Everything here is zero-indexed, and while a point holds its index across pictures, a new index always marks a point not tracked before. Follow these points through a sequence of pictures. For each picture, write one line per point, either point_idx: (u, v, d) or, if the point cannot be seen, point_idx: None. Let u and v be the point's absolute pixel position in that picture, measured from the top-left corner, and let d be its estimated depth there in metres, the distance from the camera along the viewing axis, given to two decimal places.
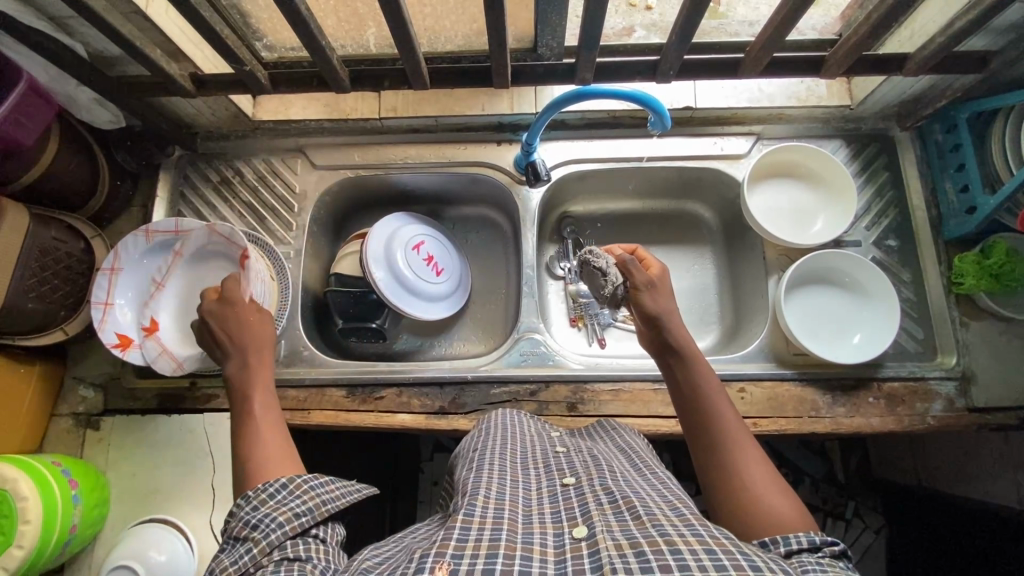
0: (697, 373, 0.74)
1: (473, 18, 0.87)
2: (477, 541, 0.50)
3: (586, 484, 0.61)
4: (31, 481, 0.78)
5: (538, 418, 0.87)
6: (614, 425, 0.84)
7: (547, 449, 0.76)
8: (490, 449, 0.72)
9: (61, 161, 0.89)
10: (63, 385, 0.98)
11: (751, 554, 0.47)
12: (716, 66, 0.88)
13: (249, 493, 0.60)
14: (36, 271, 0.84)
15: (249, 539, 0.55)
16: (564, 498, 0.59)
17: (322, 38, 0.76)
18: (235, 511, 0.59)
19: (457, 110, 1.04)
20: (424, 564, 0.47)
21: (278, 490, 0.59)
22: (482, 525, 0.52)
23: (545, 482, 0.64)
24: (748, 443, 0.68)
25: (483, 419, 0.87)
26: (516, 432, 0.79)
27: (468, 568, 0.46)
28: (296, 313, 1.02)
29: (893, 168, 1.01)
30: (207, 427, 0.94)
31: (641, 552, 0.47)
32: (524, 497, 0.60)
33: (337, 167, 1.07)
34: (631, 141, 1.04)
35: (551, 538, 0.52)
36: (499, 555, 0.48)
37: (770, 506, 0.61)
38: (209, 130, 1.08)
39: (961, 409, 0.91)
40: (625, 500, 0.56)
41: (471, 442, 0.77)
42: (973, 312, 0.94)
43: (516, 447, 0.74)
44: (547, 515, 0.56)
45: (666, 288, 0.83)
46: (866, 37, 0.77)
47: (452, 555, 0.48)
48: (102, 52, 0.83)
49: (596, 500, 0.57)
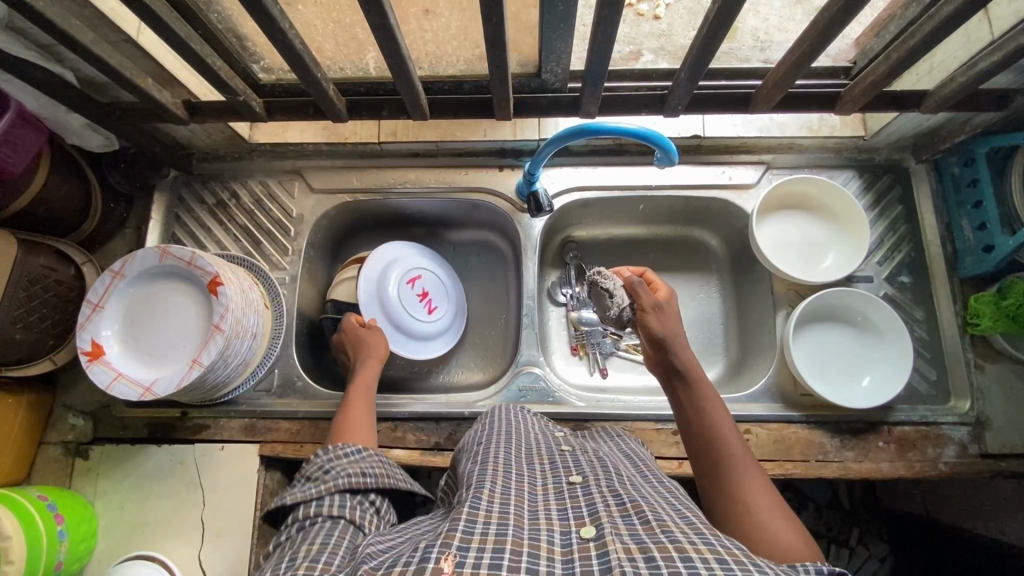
0: (701, 398, 0.73)
1: (475, 45, 0.83)
2: (483, 535, 0.47)
3: (595, 484, 0.58)
4: (14, 518, 0.76)
5: (539, 417, 0.85)
6: (615, 433, 0.83)
7: (551, 445, 0.73)
8: (493, 444, 0.69)
9: (52, 187, 0.87)
10: (52, 412, 0.96)
11: (765, 565, 0.43)
12: (726, 100, 0.85)
13: (328, 447, 0.73)
14: (24, 300, 0.82)
15: (322, 479, 0.68)
16: (571, 497, 0.57)
17: (316, 70, 0.73)
18: (314, 458, 0.73)
19: (458, 136, 1.01)
20: (430, 554, 0.46)
21: (353, 454, 0.72)
22: (487, 519, 0.50)
23: (551, 480, 0.62)
24: (753, 471, 0.64)
25: (483, 416, 0.84)
26: (520, 427, 0.77)
27: (474, 563, 0.44)
28: (290, 341, 1.00)
29: (907, 201, 0.98)
30: (197, 459, 0.92)
31: (651, 557, 0.44)
32: (529, 493, 0.58)
33: (335, 191, 1.04)
34: (636, 170, 1.01)
35: (558, 536, 0.49)
36: (505, 550, 0.46)
37: (774, 532, 0.56)
38: (205, 151, 1.05)
39: (974, 456, 0.88)
40: (635, 504, 0.53)
41: (476, 437, 0.75)
42: (988, 353, 0.92)
43: (520, 442, 0.71)
44: (553, 512, 0.54)
45: (674, 310, 0.82)
46: (885, 75, 0.74)
47: (458, 546, 0.46)
48: (93, 78, 0.81)
49: (604, 500, 0.54)
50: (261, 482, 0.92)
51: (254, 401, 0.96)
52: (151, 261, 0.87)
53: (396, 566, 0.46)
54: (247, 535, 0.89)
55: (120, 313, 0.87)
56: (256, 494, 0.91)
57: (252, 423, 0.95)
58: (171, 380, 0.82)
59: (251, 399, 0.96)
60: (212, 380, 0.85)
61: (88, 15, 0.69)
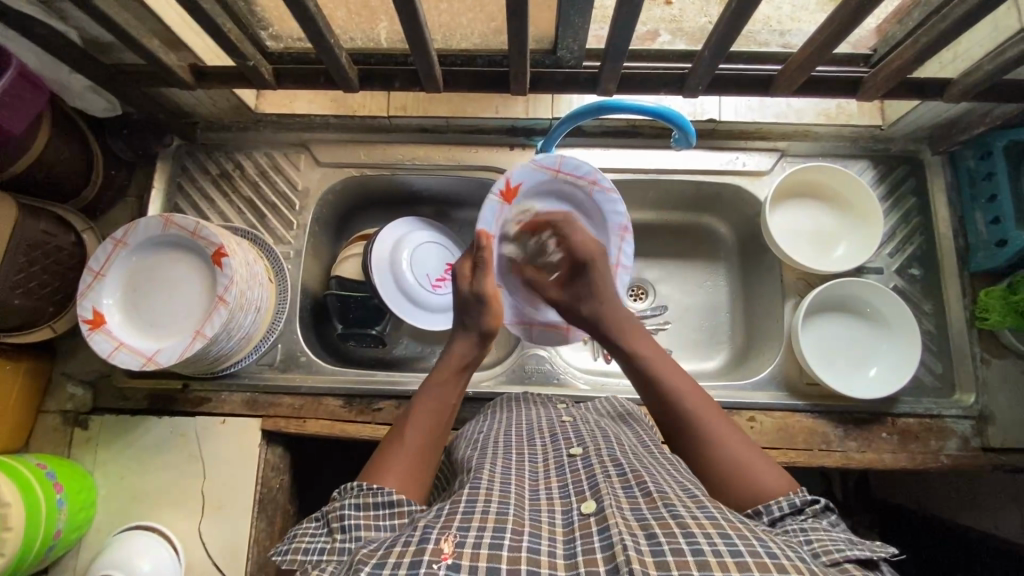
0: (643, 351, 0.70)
1: (491, 17, 0.80)
2: (483, 514, 0.46)
3: (595, 455, 0.58)
4: (14, 486, 0.75)
5: (540, 395, 0.85)
6: (624, 408, 0.81)
7: (552, 418, 0.72)
8: (494, 429, 0.70)
9: (53, 151, 0.85)
10: (51, 381, 0.95)
11: (767, 539, 0.43)
12: (747, 83, 0.83)
13: (361, 483, 0.54)
14: (23, 266, 0.81)
15: (333, 531, 0.52)
16: (572, 471, 0.56)
17: (330, 36, 0.71)
18: (344, 489, 0.55)
19: (468, 112, 0.99)
20: (429, 535, 0.44)
21: (383, 506, 0.52)
22: (487, 498, 0.49)
23: (551, 453, 0.61)
24: (714, 412, 0.62)
25: (491, 409, 0.81)
26: (523, 410, 0.77)
27: (474, 543, 0.43)
28: (294, 316, 0.98)
29: (920, 193, 0.97)
30: (198, 431, 0.91)
31: (652, 534, 0.44)
32: (529, 472, 0.57)
33: (341, 166, 1.02)
34: (650, 153, 0.99)
35: (559, 516, 0.48)
36: (506, 530, 0.45)
37: (752, 476, 0.56)
38: (209, 121, 1.02)
39: (976, 449, 0.89)
40: (637, 475, 0.53)
41: (476, 424, 0.76)
42: (994, 348, 0.92)
43: (521, 423, 0.71)
44: (554, 491, 0.53)
45: (590, 267, 0.82)
46: (910, 61, 0.72)
47: (459, 527, 0.45)
48: (97, 37, 0.78)
49: (604, 471, 0.54)
50: (263, 456, 0.91)
51: (256, 375, 0.95)
52: (156, 231, 0.85)
53: (394, 546, 0.44)
54: (249, 508, 0.88)
55: (117, 284, 0.85)
56: (258, 468, 0.90)
57: (253, 398, 0.94)
58: (174, 351, 0.81)
59: (253, 372, 0.96)
60: (216, 352, 0.84)
61: None
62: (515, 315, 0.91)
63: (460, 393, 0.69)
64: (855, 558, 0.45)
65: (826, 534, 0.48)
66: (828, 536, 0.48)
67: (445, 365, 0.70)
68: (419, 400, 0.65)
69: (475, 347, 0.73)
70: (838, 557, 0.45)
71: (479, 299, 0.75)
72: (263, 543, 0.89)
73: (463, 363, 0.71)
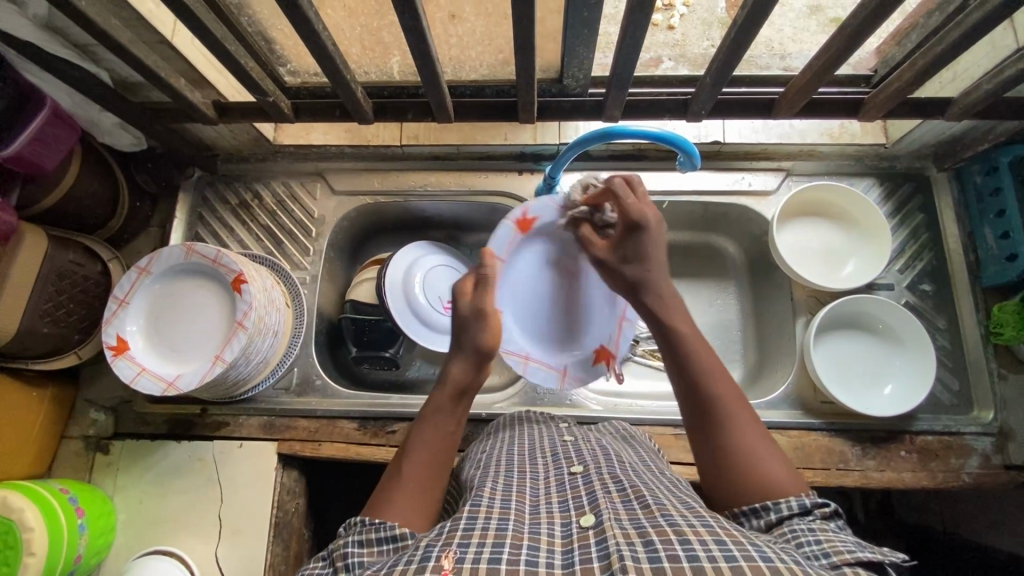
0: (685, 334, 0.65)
1: (498, 49, 0.83)
2: (484, 530, 0.47)
3: (595, 472, 0.58)
4: (37, 511, 0.77)
5: (552, 416, 0.85)
6: (627, 433, 0.80)
7: (553, 438, 0.73)
8: (498, 449, 0.71)
9: (81, 183, 0.89)
10: (75, 407, 0.97)
11: (762, 545, 0.43)
12: (750, 106, 0.85)
13: (362, 519, 0.54)
14: (53, 295, 0.84)
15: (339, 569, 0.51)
16: (572, 488, 0.56)
17: (346, 72, 0.75)
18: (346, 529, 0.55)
19: (479, 139, 1.03)
20: (430, 553, 0.45)
21: (384, 540, 0.52)
22: (491, 515, 0.50)
23: (553, 471, 0.61)
24: (743, 409, 0.59)
25: (497, 427, 0.82)
26: (523, 433, 0.76)
27: (474, 557, 0.43)
28: (309, 340, 1.00)
29: (928, 209, 0.98)
30: (216, 455, 0.93)
31: (648, 541, 0.44)
32: (531, 488, 0.57)
33: (355, 193, 1.05)
34: (656, 175, 1.01)
35: (558, 528, 0.49)
36: (505, 544, 0.45)
37: (767, 479, 0.54)
38: (230, 153, 1.07)
39: (998, 466, 0.87)
40: (635, 490, 0.53)
41: (481, 444, 0.76)
42: (1011, 363, 0.91)
43: (523, 443, 0.72)
44: (554, 505, 0.54)
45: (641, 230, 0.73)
46: (908, 83, 0.74)
47: (458, 543, 0.45)
48: (126, 78, 0.83)
49: (604, 488, 0.54)
50: (279, 480, 0.92)
51: (272, 398, 0.97)
52: (173, 261, 0.88)
53: (397, 565, 0.45)
54: (264, 532, 0.89)
55: (136, 314, 0.87)
56: (274, 491, 0.91)
57: (270, 421, 0.96)
58: (192, 376, 0.83)
59: (270, 396, 0.97)
60: (234, 377, 0.86)
61: (127, 16, 0.71)
62: (514, 344, 0.92)
63: (459, 423, 0.67)
64: (866, 561, 0.44)
65: (834, 535, 0.48)
66: (836, 537, 0.47)
67: (441, 391, 0.67)
68: (418, 429, 0.64)
69: (472, 369, 0.70)
70: (847, 559, 0.44)
71: (478, 317, 0.72)
72: (278, 568, 0.89)
73: (459, 387, 0.68)
